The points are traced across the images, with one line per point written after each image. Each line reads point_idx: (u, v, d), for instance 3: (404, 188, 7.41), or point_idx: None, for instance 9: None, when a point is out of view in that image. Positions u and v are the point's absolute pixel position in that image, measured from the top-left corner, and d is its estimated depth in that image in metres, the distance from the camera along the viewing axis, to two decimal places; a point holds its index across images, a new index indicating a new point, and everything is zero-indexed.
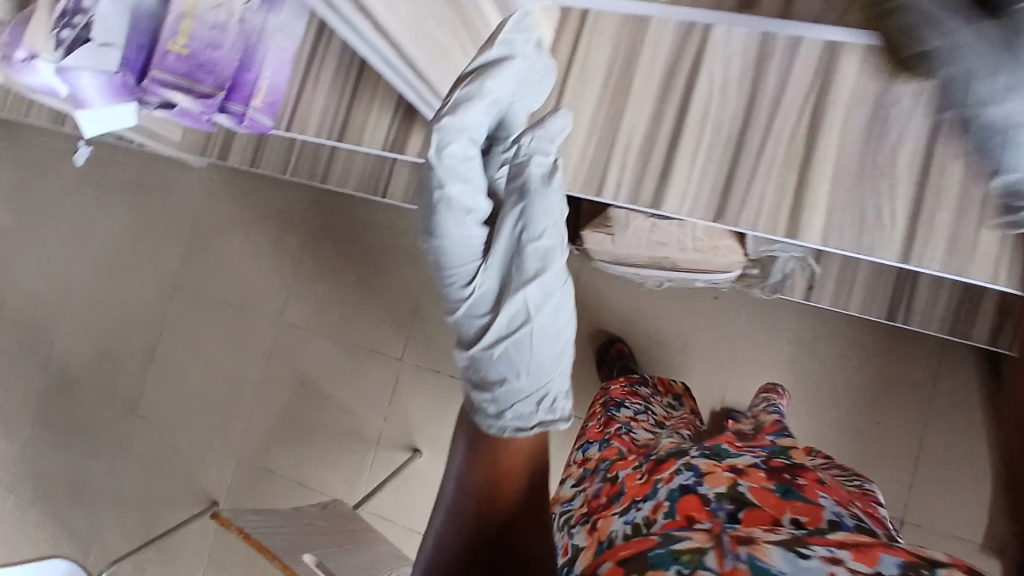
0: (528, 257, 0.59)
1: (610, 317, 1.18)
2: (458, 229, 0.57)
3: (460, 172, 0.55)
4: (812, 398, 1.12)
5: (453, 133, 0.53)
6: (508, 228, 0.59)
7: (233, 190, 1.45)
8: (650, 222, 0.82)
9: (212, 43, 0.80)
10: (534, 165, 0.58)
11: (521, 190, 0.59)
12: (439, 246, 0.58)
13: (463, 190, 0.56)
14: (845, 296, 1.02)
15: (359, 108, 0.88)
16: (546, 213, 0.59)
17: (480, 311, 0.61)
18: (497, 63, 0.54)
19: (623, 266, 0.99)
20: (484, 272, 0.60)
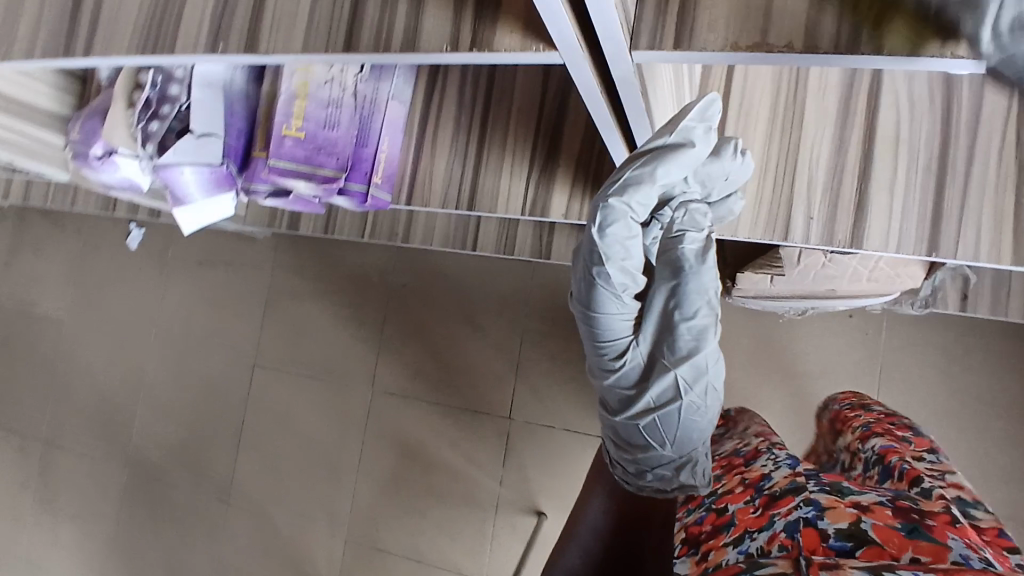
0: (682, 336, 0.61)
1: (737, 350, 1.11)
2: (611, 306, 0.61)
3: (621, 251, 0.57)
4: (972, 413, 1.04)
5: (619, 212, 0.55)
6: (658, 302, 0.62)
7: (305, 258, 1.39)
8: (825, 256, 0.75)
9: (329, 121, 0.74)
10: (686, 244, 0.59)
11: (673, 267, 0.60)
12: (599, 316, 0.62)
13: (621, 272, 0.59)
14: (1005, 302, 0.94)
15: (488, 169, 0.80)
16: (699, 293, 0.60)
17: (628, 383, 0.66)
18: (673, 148, 0.51)
19: (770, 301, 0.92)
20: (636, 346, 0.63)
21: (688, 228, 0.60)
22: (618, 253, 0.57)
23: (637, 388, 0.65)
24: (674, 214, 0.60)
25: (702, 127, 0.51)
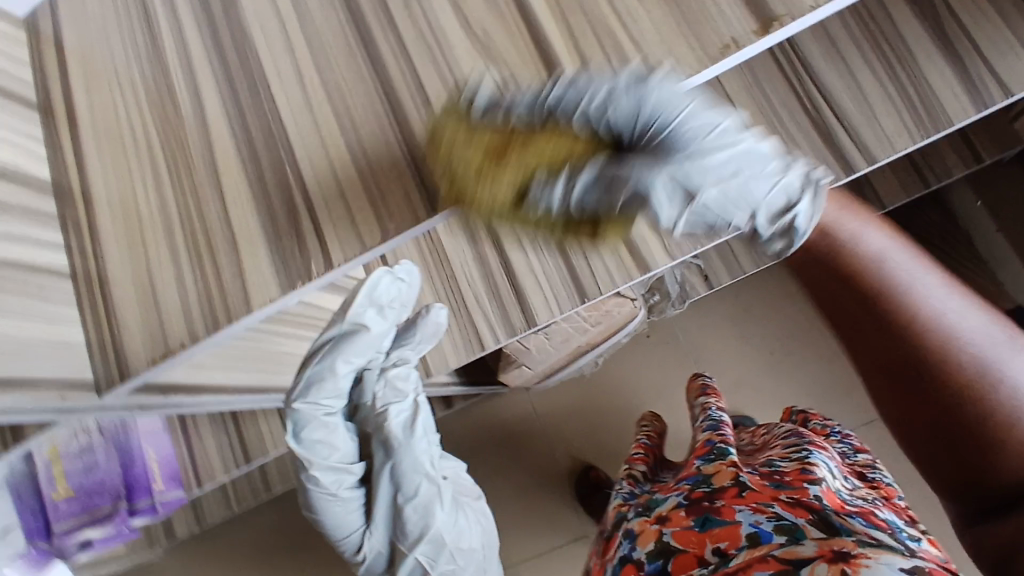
0: (407, 509, 0.75)
1: (584, 414, 1.20)
2: (336, 500, 0.73)
3: (326, 448, 0.68)
4: (783, 354, 1.14)
5: (307, 415, 0.64)
6: (383, 486, 0.73)
7: (205, 552, 1.40)
8: (542, 334, 0.85)
9: (88, 468, 0.81)
10: (394, 417, 0.69)
11: (383, 445, 0.71)
12: (323, 510, 0.74)
13: (331, 475, 0.71)
14: (736, 264, 1.06)
15: (246, 417, 0.85)
16: (418, 475, 0.73)
17: (373, 549, 0.80)
18: (343, 337, 0.59)
19: (557, 372, 1.02)
20: (372, 531, 0.78)
21: (394, 400, 0.69)
22: (315, 450, 0.67)
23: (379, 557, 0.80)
24: (376, 392, 0.69)
25: (368, 311, 0.58)
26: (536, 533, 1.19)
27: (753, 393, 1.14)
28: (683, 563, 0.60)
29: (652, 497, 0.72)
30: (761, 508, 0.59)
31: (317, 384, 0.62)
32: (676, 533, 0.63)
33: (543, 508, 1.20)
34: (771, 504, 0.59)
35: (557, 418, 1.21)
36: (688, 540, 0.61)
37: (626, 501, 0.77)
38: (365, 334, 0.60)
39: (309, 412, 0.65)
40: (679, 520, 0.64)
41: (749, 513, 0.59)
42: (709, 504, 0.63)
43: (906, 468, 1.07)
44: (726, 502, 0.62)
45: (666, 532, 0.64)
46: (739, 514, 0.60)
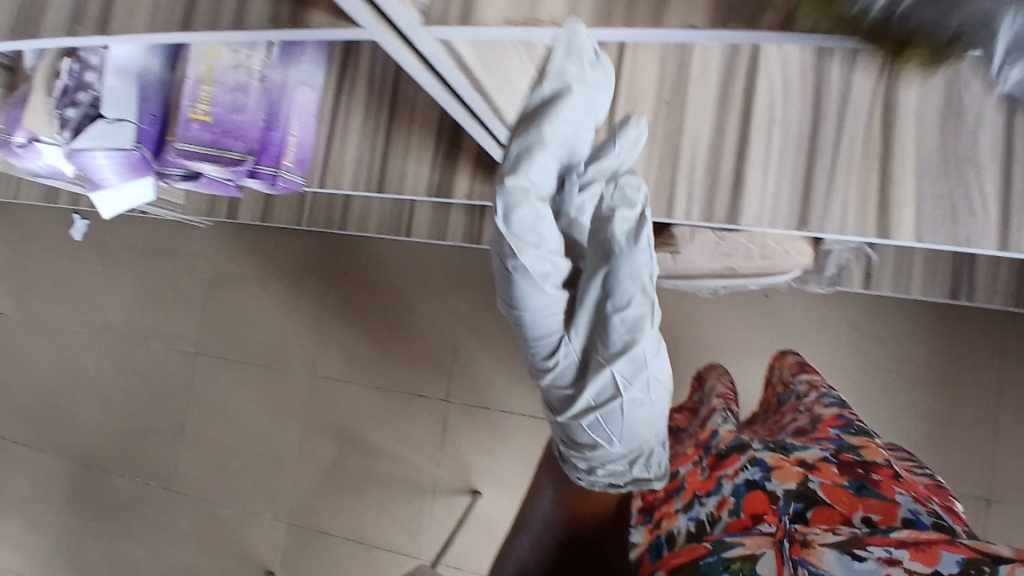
0: (615, 326, 0.57)
1: (660, 330, 1.16)
2: (537, 298, 0.54)
3: (538, 237, 0.51)
4: (879, 386, 1.09)
5: (518, 195, 0.48)
6: (591, 291, 0.57)
7: (248, 247, 1.40)
8: (715, 235, 0.80)
9: (235, 106, 0.76)
10: (617, 224, 0.53)
11: (606, 249, 0.54)
12: (520, 310, 0.56)
13: (536, 256, 0.51)
14: (905, 279, 0.99)
15: (396, 150, 0.83)
16: (629, 279, 0.54)
17: (563, 387, 0.63)
18: (549, 100, 0.46)
19: (681, 281, 0.93)
20: (569, 340, 0.60)
21: (620, 205, 0.53)
22: (526, 233, 0.50)
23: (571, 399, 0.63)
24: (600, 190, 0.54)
25: (573, 66, 0.43)
26: None
27: None
28: (831, 515, 0.58)
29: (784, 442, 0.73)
30: (922, 501, 0.60)
31: (520, 159, 0.47)
32: (824, 485, 0.62)
33: None
34: (933, 503, 0.60)
35: None
36: (838, 498, 0.60)
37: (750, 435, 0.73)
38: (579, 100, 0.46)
39: (518, 191, 0.48)
40: (830, 475, 0.64)
41: (908, 499, 0.59)
42: (864, 473, 0.64)
43: None
44: (884, 479, 0.63)
45: (812, 480, 0.63)
46: (901, 497, 0.59)
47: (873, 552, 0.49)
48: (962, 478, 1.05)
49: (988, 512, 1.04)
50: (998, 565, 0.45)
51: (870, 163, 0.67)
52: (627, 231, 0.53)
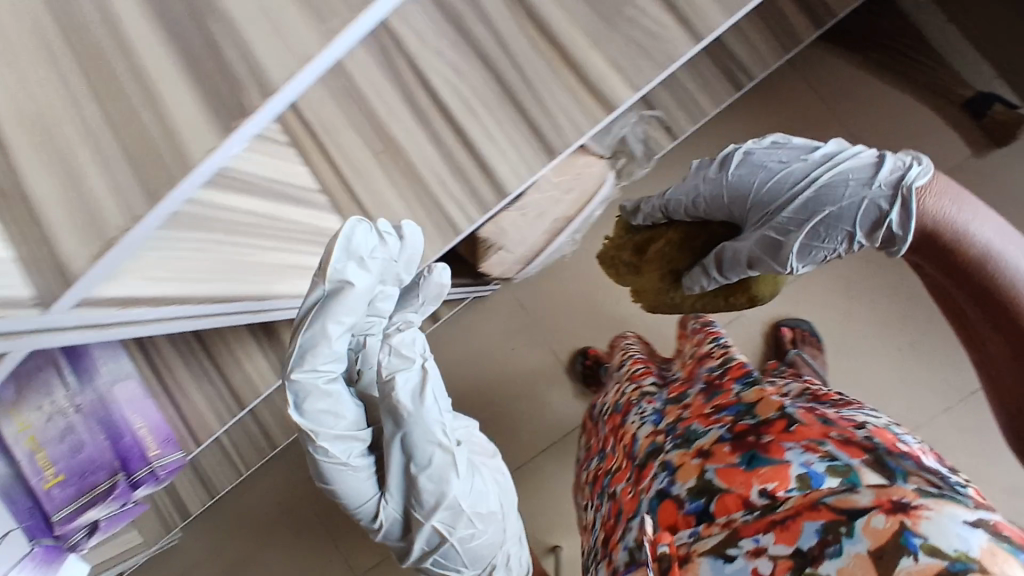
0: (425, 490, 0.70)
1: (570, 298, 1.19)
2: (337, 444, 0.66)
3: (334, 422, 0.65)
4: None
5: (306, 381, 0.62)
6: (394, 455, 0.69)
7: (223, 528, 1.34)
8: (514, 209, 0.81)
9: (75, 448, 0.76)
10: (403, 389, 0.66)
11: (396, 413, 0.66)
12: (333, 481, 0.70)
13: (330, 416, 0.65)
14: (694, 106, 1.03)
15: (229, 361, 0.82)
16: (428, 444, 0.68)
17: (397, 531, 0.76)
18: (332, 296, 0.60)
19: (537, 259, 0.99)
20: (386, 503, 0.73)
21: (401, 365, 0.66)
22: (322, 419, 0.64)
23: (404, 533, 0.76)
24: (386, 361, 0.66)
25: (351, 265, 0.59)
26: (552, 423, 1.20)
27: None
28: (729, 502, 0.57)
29: (687, 427, 0.70)
30: (813, 445, 0.58)
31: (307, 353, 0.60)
32: (720, 470, 0.61)
33: (555, 397, 1.19)
34: (827, 441, 0.58)
35: (546, 309, 1.19)
36: (733, 479, 0.59)
37: (660, 430, 0.74)
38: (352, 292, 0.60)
39: (308, 391, 0.62)
40: (724, 456, 0.62)
41: (799, 451, 0.58)
42: (756, 439, 0.61)
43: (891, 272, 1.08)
44: (772, 438, 0.61)
45: (709, 469, 0.62)
46: (790, 451, 0.58)
47: (740, 546, 0.47)
48: None
49: None
50: (851, 521, 0.41)
51: (557, 67, 0.70)
52: (412, 401, 0.66)
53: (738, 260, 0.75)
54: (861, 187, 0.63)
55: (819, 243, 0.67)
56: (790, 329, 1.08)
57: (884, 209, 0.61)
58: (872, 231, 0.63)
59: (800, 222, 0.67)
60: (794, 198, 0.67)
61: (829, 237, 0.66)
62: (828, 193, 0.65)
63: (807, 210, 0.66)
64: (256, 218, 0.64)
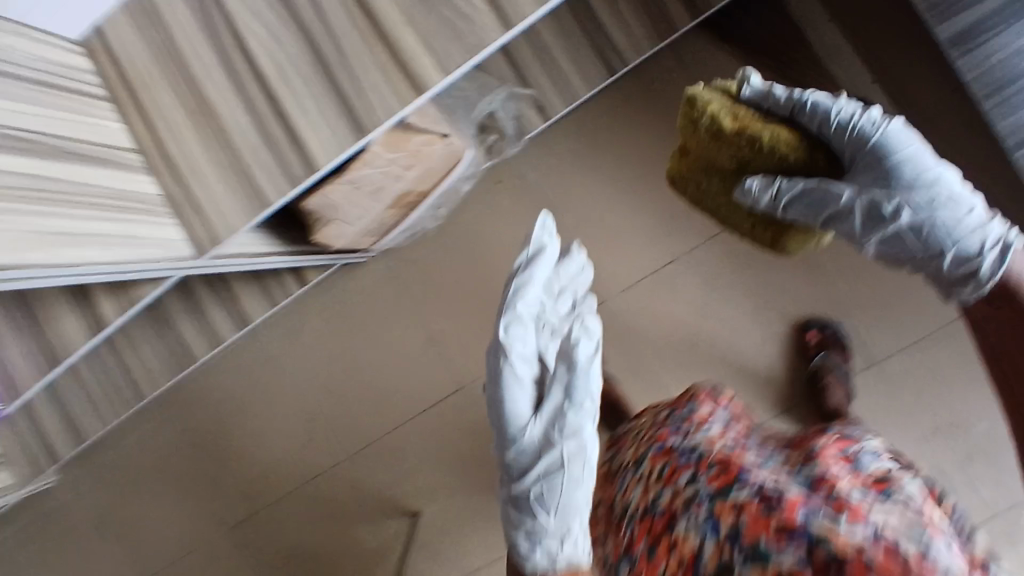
0: (557, 434, 0.77)
1: (445, 272, 1.17)
2: (517, 392, 0.77)
3: (523, 340, 0.81)
4: (631, 184, 1.09)
5: (516, 323, 0.82)
6: (556, 394, 0.78)
7: (98, 473, 1.33)
8: (344, 183, 0.79)
9: None
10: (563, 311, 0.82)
11: (564, 366, 0.79)
12: (503, 403, 0.80)
13: (519, 342, 0.81)
14: (569, 88, 1.00)
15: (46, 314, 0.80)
16: (585, 392, 0.78)
17: (522, 458, 0.79)
18: (533, 253, 0.84)
19: (394, 231, 0.97)
20: (534, 424, 0.79)
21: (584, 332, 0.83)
22: (518, 335, 0.81)
23: (532, 461, 0.78)
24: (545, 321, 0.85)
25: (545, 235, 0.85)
26: (414, 394, 1.20)
27: (602, 226, 1.11)
28: None
29: (758, 548, 0.55)
30: None
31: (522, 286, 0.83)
32: None
33: (419, 370, 1.20)
34: None
35: (422, 281, 1.18)
36: None
37: (729, 545, 0.58)
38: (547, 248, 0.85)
39: (516, 312, 0.82)
40: None
41: None
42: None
43: (748, 273, 1.07)
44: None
45: None
46: None
47: None
48: None
49: None
50: None
51: (371, 44, 0.68)
52: (585, 363, 0.78)
53: (809, 198, 0.68)
54: (976, 224, 0.65)
55: (905, 234, 0.67)
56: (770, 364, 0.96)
57: (889, 212, 0.66)
58: (960, 264, 0.65)
59: (887, 219, 0.67)
60: (873, 207, 0.67)
61: (941, 237, 0.65)
62: (953, 199, 0.66)
63: (914, 216, 0.66)
64: (48, 179, 0.65)
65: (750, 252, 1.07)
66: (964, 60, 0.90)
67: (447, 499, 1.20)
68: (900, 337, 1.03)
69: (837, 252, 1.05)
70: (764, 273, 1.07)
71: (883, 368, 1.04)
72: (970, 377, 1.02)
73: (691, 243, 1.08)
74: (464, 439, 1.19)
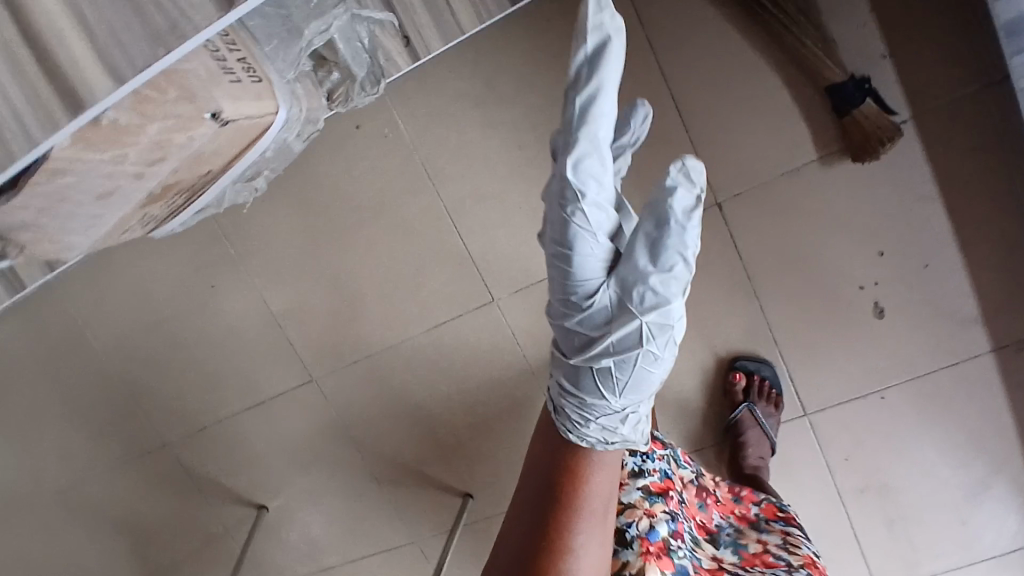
0: (645, 290, 0.47)
1: (287, 237, 0.88)
2: (591, 184, 0.46)
3: (596, 182, 0.46)
4: (538, 154, 0.79)
5: (585, 149, 0.45)
6: (636, 250, 0.47)
7: None
8: (26, 198, 0.48)
9: None
10: (676, 200, 0.47)
11: (647, 234, 0.47)
12: (562, 246, 0.48)
13: (594, 206, 0.46)
14: (450, 18, 0.68)
15: None
16: (677, 249, 0.46)
17: (593, 326, 0.50)
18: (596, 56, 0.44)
19: (177, 214, 0.67)
20: (603, 287, 0.48)
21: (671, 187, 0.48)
22: (589, 179, 0.45)
23: (608, 326, 0.49)
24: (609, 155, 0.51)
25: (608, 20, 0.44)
26: (256, 382, 0.95)
27: (499, 205, 0.82)
28: None
29: None
30: None
31: (586, 112, 0.45)
32: None
33: (261, 354, 0.94)
34: None
35: (258, 247, 0.89)
36: None
37: None
38: (617, 54, 0.45)
39: (590, 142, 0.45)
40: None
41: None
42: None
43: None
44: None
45: None
46: None
47: None
48: None
49: (723, 220, 0.79)
50: None
51: None
52: (685, 212, 0.47)
53: None
54: None
55: None
56: (745, 378, 0.81)
57: None
58: None
59: None
60: None
61: None
62: None
63: None
64: None
65: None
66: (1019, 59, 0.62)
67: (298, 498, 1.00)
68: (849, 388, 0.83)
69: (794, 276, 0.80)
70: (700, 291, 0.82)
71: (815, 423, 0.85)
72: (913, 441, 0.84)
73: None
74: (317, 439, 0.97)
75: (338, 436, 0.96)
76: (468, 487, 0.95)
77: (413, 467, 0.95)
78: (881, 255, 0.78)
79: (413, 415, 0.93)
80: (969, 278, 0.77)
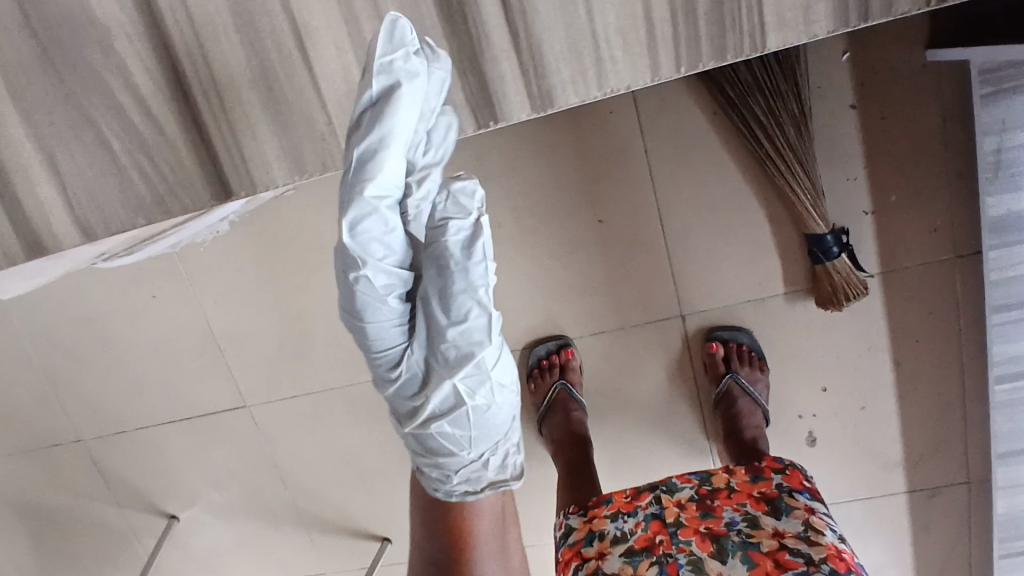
0: (448, 349, 0.46)
1: (242, 262, 0.83)
2: (381, 243, 0.41)
3: (381, 242, 0.41)
4: (515, 235, 0.77)
5: (376, 205, 0.39)
6: (432, 304, 0.45)
7: None
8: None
9: None
10: (450, 236, 0.43)
11: (440, 283, 0.44)
12: (358, 323, 0.45)
13: (383, 266, 0.42)
14: None
15: None
16: (469, 297, 0.44)
17: (412, 391, 0.50)
18: (381, 104, 0.37)
19: (127, 256, 0.63)
20: (411, 354, 0.48)
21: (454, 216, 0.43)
22: (376, 243, 0.41)
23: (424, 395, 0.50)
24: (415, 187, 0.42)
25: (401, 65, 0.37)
26: (186, 397, 0.91)
27: None
28: None
29: None
30: None
31: (364, 165, 0.38)
32: None
33: (194, 370, 0.90)
34: None
35: (209, 268, 0.84)
36: None
37: None
38: (410, 97, 0.38)
39: (371, 201, 0.39)
40: None
41: None
42: None
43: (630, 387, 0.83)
44: None
45: None
46: None
47: None
48: (647, 299, 0.78)
49: (683, 331, 0.79)
50: None
51: None
52: (464, 245, 0.43)
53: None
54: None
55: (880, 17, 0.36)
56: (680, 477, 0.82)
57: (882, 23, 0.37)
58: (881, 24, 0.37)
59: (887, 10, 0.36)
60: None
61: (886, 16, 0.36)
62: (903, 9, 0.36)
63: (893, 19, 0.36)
64: None
65: (639, 363, 0.81)
66: (994, 252, 0.66)
67: (210, 513, 0.98)
68: None
69: None
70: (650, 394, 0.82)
71: None
72: None
73: (570, 331, 0.80)
74: (241, 461, 0.94)
75: (263, 463, 0.94)
76: (388, 534, 0.95)
77: (335, 502, 0.94)
78: (825, 391, 0.80)
79: (345, 458, 0.92)
80: (898, 429, 0.80)
